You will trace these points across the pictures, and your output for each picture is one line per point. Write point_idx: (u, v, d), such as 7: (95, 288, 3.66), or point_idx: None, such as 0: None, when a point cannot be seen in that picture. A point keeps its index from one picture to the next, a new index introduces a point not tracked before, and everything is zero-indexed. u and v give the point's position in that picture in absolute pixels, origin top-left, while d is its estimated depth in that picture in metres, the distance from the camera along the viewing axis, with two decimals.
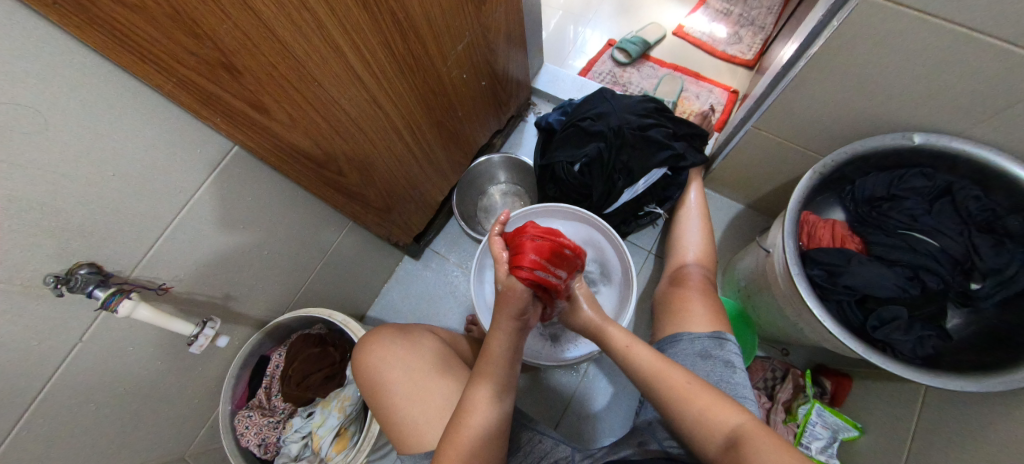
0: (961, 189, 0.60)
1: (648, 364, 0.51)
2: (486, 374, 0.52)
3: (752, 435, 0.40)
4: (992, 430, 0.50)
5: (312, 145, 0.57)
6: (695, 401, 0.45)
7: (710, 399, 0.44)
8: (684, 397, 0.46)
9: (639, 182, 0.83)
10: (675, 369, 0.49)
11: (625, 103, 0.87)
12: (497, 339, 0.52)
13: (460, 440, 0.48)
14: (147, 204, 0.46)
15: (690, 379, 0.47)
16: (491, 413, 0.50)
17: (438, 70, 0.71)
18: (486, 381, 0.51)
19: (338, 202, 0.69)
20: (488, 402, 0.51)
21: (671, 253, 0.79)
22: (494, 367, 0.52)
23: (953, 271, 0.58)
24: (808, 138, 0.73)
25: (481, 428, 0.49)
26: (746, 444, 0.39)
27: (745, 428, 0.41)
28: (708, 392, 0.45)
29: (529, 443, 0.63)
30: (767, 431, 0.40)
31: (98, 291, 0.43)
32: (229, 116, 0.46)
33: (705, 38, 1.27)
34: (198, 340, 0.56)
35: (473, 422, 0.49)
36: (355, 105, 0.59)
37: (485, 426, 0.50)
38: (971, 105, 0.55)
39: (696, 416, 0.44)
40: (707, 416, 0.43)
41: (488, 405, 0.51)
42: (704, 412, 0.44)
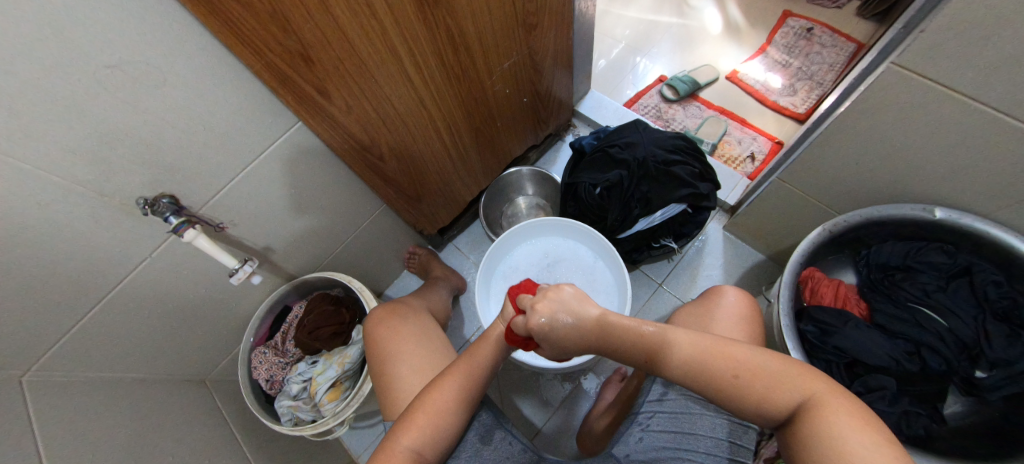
0: (981, 272, 0.58)
1: (691, 352, 0.43)
2: (456, 373, 0.53)
3: (830, 408, 0.36)
4: None
5: (361, 131, 0.66)
6: (756, 384, 0.40)
7: (769, 377, 0.40)
8: (740, 381, 0.40)
9: (655, 213, 0.86)
10: (729, 347, 0.43)
11: (655, 137, 0.90)
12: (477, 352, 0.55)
13: (413, 431, 0.49)
14: (223, 157, 0.57)
15: (751, 356, 0.41)
16: (453, 414, 0.51)
17: (482, 82, 0.79)
18: (449, 379, 0.52)
19: (375, 184, 0.77)
20: (448, 409, 0.51)
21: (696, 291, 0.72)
22: (467, 370, 0.53)
23: (959, 354, 0.56)
24: (831, 197, 0.72)
25: (439, 427, 0.50)
26: (825, 419, 0.36)
27: (819, 402, 0.37)
28: (773, 361, 0.41)
29: (498, 440, 0.60)
30: (844, 400, 0.36)
31: (172, 218, 0.53)
32: (300, 95, 0.55)
33: (758, 86, 1.27)
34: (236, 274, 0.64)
35: (429, 419, 0.50)
36: (403, 102, 0.68)
37: (441, 431, 0.50)
38: (1000, 186, 0.53)
39: (758, 395, 0.39)
40: (771, 396, 0.39)
41: (443, 405, 0.51)
42: (772, 388, 0.39)
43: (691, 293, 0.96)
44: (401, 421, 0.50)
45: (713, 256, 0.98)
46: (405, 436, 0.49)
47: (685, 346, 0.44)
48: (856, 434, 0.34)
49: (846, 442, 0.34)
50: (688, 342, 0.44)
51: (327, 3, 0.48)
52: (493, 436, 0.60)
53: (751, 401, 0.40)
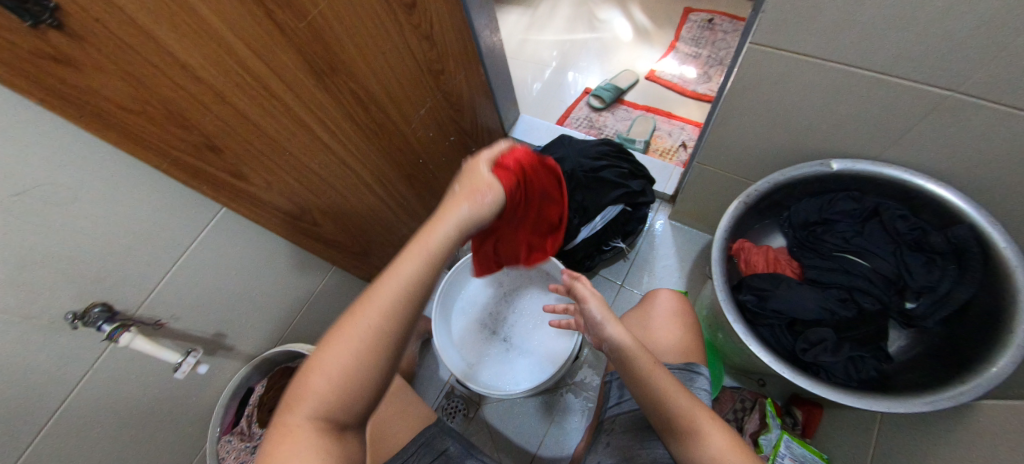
0: (887, 211, 0.61)
1: (677, 401, 0.45)
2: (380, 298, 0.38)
3: None
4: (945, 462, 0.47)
5: (287, 202, 0.68)
6: (712, 440, 0.43)
7: (726, 443, 0.42)
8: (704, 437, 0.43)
9: (594, 219, 0.88)
10: (711, 420, 0.44)
11: (579, 147, 0.93)
12: (406, 261, 0.39)
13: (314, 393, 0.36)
14: (152, 255, 0.58)
15: (719, 422, 0.44)
16: (377, 355, 0.37)
17: (403, 133, 0.84)
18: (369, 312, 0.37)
19: (315, 248, 0.79)
20: (350, 382, 0.36)
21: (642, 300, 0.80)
22: (387, 301, 0.38)
23: (888, 291, 0.59)
24: (745, 169, 0.75)
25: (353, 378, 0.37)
26: None
27: None
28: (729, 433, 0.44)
29: None
30: None
31: (105, 325, 0.54)
32: (217, 183, 0.58)
33: (676, 80, 1.35)
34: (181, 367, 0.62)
35: (337, 354, 0.36)
36: (325, 168, 0.71)
37: (356, 383, 0.37)
38: (875, 130, 0.57)
39: (708, 452, 0.42)
40: (718, 454, 0.42)
41: (351, 350, 0.37)
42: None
43: (652, 287, 0.97)
44: (300, 374, 0.37)
45: (664, 246, 1.00)
46: (304, 398, 0.36)
47: (678, 400, 0.45)
48: None
49: None
50: (686, 401, 0.45)
51: (222, 94, 0.51)
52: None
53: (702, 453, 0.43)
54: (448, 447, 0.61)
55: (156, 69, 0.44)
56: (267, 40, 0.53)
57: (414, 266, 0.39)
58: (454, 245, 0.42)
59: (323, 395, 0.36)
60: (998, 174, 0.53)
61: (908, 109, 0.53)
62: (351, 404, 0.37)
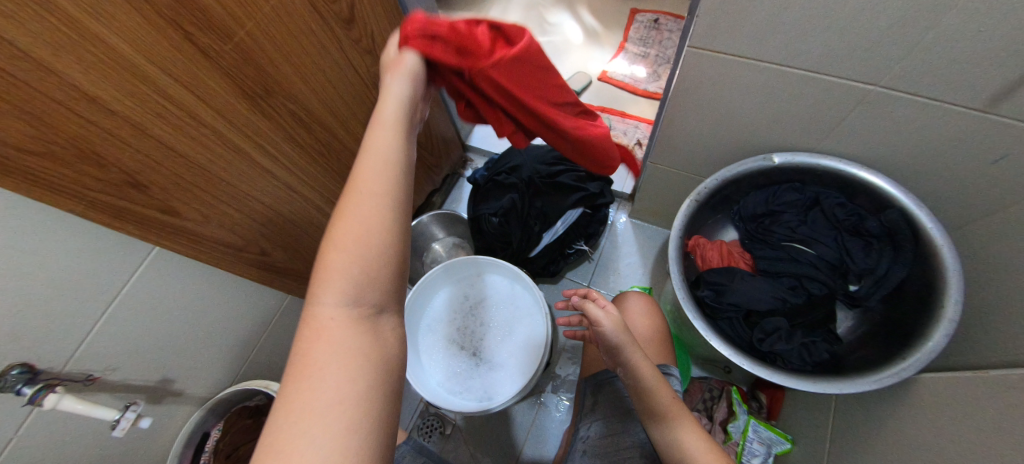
0: (827, 199, 0.64)
1: (673, 414, 0.49)
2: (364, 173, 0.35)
3: None
4: (894, 434, 0.50)
5: (228, 234, 0.65)
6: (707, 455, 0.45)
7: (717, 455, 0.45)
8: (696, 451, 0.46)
9: (556, 224, 0.90)
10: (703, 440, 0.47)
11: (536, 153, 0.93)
12: (374, 137, 0.37)
13: (335, 281, 0.32)
14: (75, 304, 0.53)
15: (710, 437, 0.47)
16: (383, 220, 0.34)
17: (353, 152, 0.81)
18: (361, 185, 0.34)
19: (265, 280, 0.75)
20: (371, 262, 0.33)
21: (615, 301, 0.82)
22: (374, 161, 0.35)
23: (832, 275, 0.61)
24: (695, 166, 0.77)
25: (371, 259, 0.33)
26: None
27: None
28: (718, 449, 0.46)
29: None
30: None
31: (26, 389, 0.48)
32: (146, 221, 0.53)
33: (627, 80, 1.36)
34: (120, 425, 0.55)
35: (346, 228, 0.33)
36: (267, 193, 0.68)
37: (376, 257, 0.33)
38: (810, 123, 0.60)
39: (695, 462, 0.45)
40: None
41: (366, 213, 0.33)
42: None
43: (618, 285, 0.98)
44: (318, 266, 0.33)
45: (626, 244, 1.01)
46: (328, 286, 0.32)
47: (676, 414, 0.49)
48: None
49: None
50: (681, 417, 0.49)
51: (143, 127, 0.48)
52: None
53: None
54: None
55: (61, 107, 0.40)
56: (190, 67, 0.49)
57: (384, 138, 0.37)
58: (406, 115, 0.40)
59: (346, 284, 0.32)
60: (917, 160, 0.57)
61: (838, 102, 0.55)
62: (379, 274, 0.33)
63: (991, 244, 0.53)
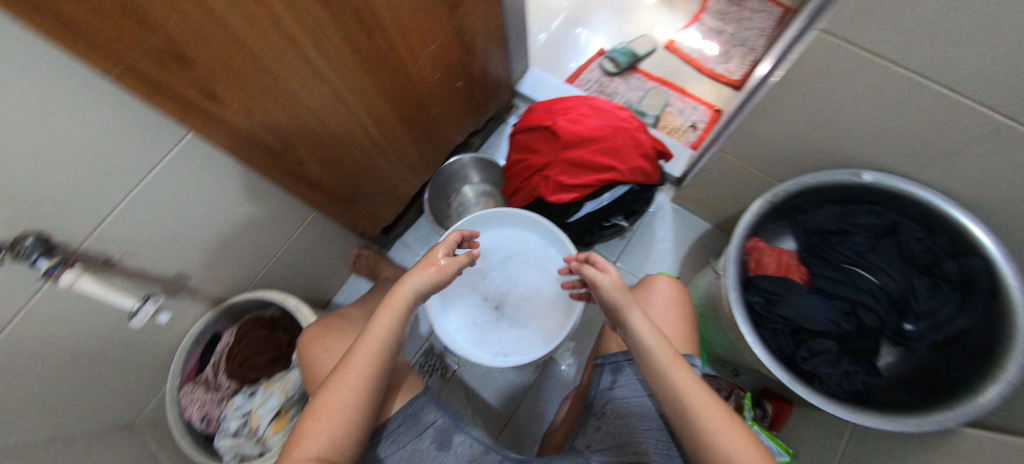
0: (905, 230, 0.61)
1: (674, 368, 0.47)
2: (359, 354, 0.48)
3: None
4: None
5: (268, 134, 0.58)
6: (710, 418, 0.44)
7: (718, 419, 0.44)
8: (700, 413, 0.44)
9: (604, 194, 0.82)
10: (729, 423, 0.43)
11: (598, 112, 0.84)
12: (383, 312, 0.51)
13: (314, 437, 0.43)
14: (95, 180, 0.48)
15: (710, 397, 0.45)
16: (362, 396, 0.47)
17: (408, 71, 0.72)
18: (361, 356, 0.48)
19: (297, 191, 0.68)
20: (346, 423, 0.45)
21: (643, 280, 0.78)
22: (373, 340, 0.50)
23: (889, 310, 0.60)
24: (769, 165, 0.72)
25: (346, 424, 0.45)
26: None
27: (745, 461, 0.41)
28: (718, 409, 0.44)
29: (458, 445, 0.54)
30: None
31: (41, 261, 0.45)
32: (181, 101, 0.46)
33: (694, 55, 1.24)
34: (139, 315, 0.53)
35: (330, 406, 0.45)
36: (314, 98, 0.60)
37: (341, 432, 0.45)
38: (921, 147, 0.55)
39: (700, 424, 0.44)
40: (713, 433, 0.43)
41: (362, 373, 0.47)
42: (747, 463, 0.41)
43: (646, 268, 0.95)
44: (306, 417, 0.46)
45: (662, 228, 0.98)
46: (305, 441, 0.43)
47: (674, 369, 0.47)
48: None
49: None
50: (679, 372, 0.47)
51: None
52: (452, 442, 0.54)
53: (701, 431, 0.43)
54: (435, 420, 0.55)
55: None
56: None
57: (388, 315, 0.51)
58: (420, 281, 0.55)
59: (318, 446, 0.43)
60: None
61: (966, 131, 0.50)
62: (349, 442, 0.45)
63: None
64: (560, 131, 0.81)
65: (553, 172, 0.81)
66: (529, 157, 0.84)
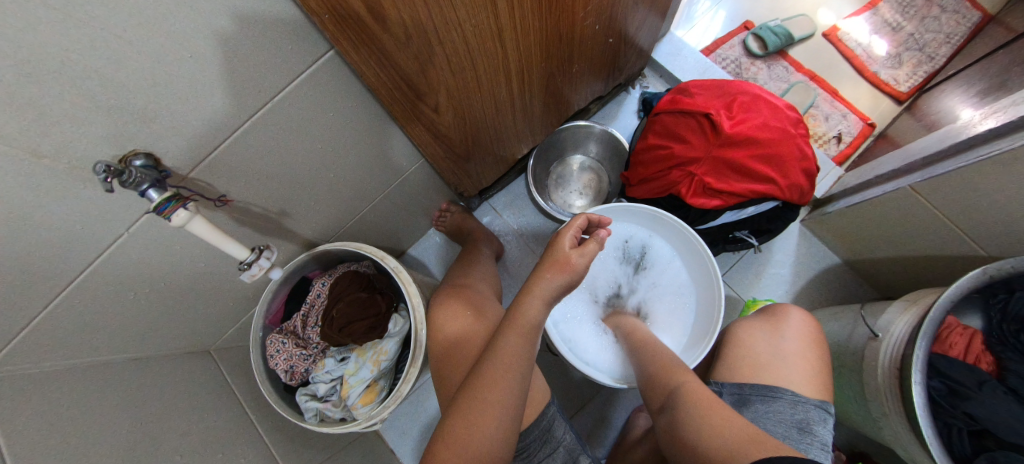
0: None
1: (646, 340, 0.64)
2: (505, 363, 0.47)
3: (684, 398, 0.51)
4: None
5: (419, 74, 0.46)
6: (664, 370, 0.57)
7: (672, 371, 0.57)
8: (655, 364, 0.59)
9: (748, 207, 0.71)
10: (692, 388, 0.53)
11: (766, 109, 0.70)
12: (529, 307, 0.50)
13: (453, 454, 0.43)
14: (219, 100, 0.38)
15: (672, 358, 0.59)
16: (506, 411, 0.46)
17: (575, 15, 0.57)
18: (504, 367, 0.47)
19: (420, 139, 0.58)
20: (488, 439, 0.44)
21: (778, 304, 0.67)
22: (515, 344, 0.49)
23: None
24: (980, 224, 0.58)
25: (489, 442, 0.44)
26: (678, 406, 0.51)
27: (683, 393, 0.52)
28: (679, 366, 0.58)
29: None
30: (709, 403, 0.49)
31: (152, 193, 0.36)
32: (343, 10, 0.33)
33: (858, 51, 1.04)
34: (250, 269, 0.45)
35: (474, 425, 0.44)
36: (476, 32, 0.47)
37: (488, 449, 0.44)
38: None
39: (657, 377, 0.57)
40: (664, 380, 0.56)
41: (505, 388, 0.46)
42: (723, 437, 0.44)
43: (755, 293, 0.86)
44: (447, 428, 0.45)
45: (784, 252, 0.87)
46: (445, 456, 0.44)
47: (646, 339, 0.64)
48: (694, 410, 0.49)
49: (683, 415, 0.49)
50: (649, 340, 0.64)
51: None
52: None
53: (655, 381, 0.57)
54: (566, 440, 0.57)
55: None
56: None
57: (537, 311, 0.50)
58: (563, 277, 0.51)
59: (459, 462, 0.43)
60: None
61: None
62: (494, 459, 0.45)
63: None
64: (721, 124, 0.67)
65: (699, 170, 0.69)
66: (674, 146, 0.71)
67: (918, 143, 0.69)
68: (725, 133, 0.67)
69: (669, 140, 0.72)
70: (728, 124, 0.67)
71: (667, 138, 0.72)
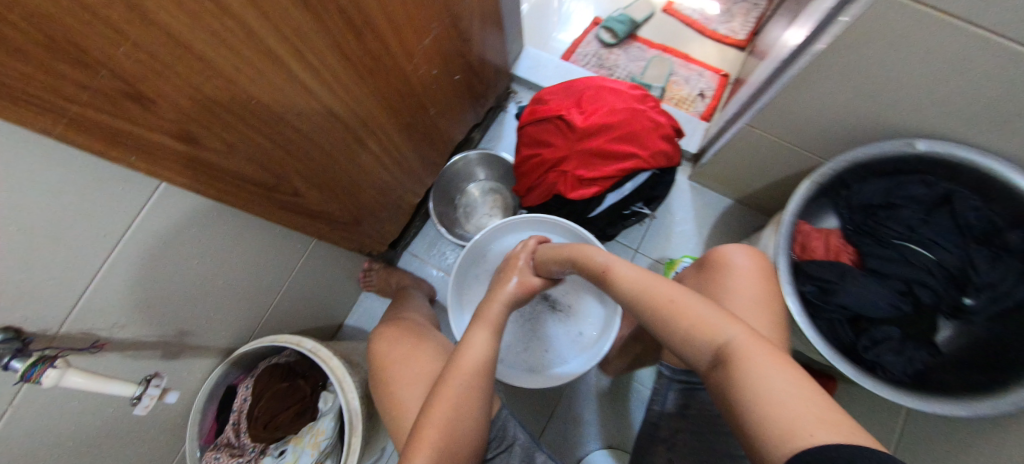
0: (961, 199, 0.56)
1: (641, 279, 0.51)
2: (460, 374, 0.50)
3: (736, 354, 0.37)
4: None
5: (259, 170, 0.50)
6: (684, 313, 0.43)
7: (698, 315, 0.42)
8: (675, 309, 0.44)
9: (626, 184, 0.76)
10: (757, 343, 0.37)
11: (612, 95, 0.77)
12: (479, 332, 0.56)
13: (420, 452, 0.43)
14: (61, 258, 0.40)
15: (689, 298, 0.45)
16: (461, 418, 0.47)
17: (406, 73, 0.63)
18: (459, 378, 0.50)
19: (299, 225, 0.61)
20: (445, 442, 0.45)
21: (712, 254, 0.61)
22: (471, 355, 0.53)
23: (947, 284, 0.57)
24: (807, 140, 0.66)
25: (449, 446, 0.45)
26: (727, 365, 0.37)
27: (728, 344, 0.38)
28: (702, 303, 0.44)
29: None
30: (765, 353, 0.36)
31: (15, 363, 0.37)
32: (147, 149, 0.36)
33: (696, 16, 1.16)
34: (141, 401, 0.48)
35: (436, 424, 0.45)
36: (304, 118, 0.51)
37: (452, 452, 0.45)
38: (987, 114, 0.49)
39: (687, 325, 0.42)
40: (691, 328, 0.42)
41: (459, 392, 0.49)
42: (789, 408, 0.31)
43: (669, 253, 0.91)
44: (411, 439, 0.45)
45: (682, 209, 0.93)
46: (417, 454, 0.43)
47: (635, 279, 0.51)
48: (761, 373, 0.34)
49: (741, 379, 0.35)
50: (632, 277, 0.52)
51: (152, 16, 0.29)
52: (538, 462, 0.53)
53: (673, 325, 0.44)
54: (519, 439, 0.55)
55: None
56: None
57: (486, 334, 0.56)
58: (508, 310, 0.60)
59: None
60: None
61: None
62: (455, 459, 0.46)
63: None
64: (573, 122, 0.74)
65: (570, 166, 0.74)
66: (543, 152, 0.77)
67: (756, 76, 0.75)
68: (580, 129, 0.73)
69: (540, 147, 0.78)
70: (579, 119, 0.74)
71: (537, 145, 0.78)
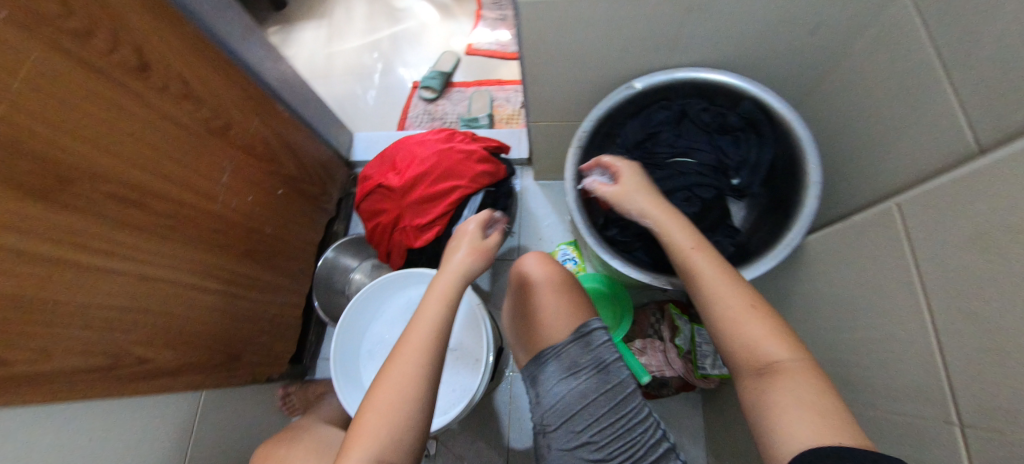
0: (692, 108, 0.67)
1: (714, 270, 0.46)
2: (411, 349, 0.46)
3: (790, 376, 0.38)
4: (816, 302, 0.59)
5: (96, 356, 0.52)
6: (753, 322, 0.42)
7: (770, 333, 0.41)
8: (739, 319, 0.43)
9: (465, 212, 0.83)
10: (802, 371, 0.39)
11: (420, 146, 0.85)
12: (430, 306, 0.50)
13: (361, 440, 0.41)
14: None
15: (768, 320, 0.42)
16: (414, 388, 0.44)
17: (210, 209, 0.69)
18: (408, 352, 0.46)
19: (167, 385, 0.63)
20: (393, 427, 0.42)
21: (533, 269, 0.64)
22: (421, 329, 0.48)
23: (717, 176, 0.68)
24: (573, 114, 0.76)
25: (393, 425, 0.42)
26: (778, 383, 0.38)
27: (786, 367, 0.39)
28: (767, 322, 0.42)
29: None
30: (810, 377, 0.38)
31: None
32: None
33: (494, 47, 1.32)
34: None
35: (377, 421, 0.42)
36: (120, 292, 0.54)
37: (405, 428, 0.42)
38: (661, 45, 0.60)
39: (744, 336, 0.42)
40: (755, 340, 0.41)
41: (411, 368, 0.45)
42: (810, 428, 0.35)
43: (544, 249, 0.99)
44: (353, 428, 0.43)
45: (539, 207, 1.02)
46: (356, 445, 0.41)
47: (708, 266, 0.47)
48: (804, 397, 0.37)
49: (782, 400, 0.38)
50: (707, 263, 0.47)
51: None
52: None
53: (745, 334, 0.42)
54: None
55: None
56: None
57: (434, 307, 0.50)
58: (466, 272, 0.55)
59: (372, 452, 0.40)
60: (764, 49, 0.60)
61: (680, 26, 0.56)
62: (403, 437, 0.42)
63: (845, 113, 0.59)
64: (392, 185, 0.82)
65: (407, 220, 0.81)
66: (382, 218, 0.84)
67: None
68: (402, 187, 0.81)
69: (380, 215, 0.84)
70: (397, 179, 0.82)
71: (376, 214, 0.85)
